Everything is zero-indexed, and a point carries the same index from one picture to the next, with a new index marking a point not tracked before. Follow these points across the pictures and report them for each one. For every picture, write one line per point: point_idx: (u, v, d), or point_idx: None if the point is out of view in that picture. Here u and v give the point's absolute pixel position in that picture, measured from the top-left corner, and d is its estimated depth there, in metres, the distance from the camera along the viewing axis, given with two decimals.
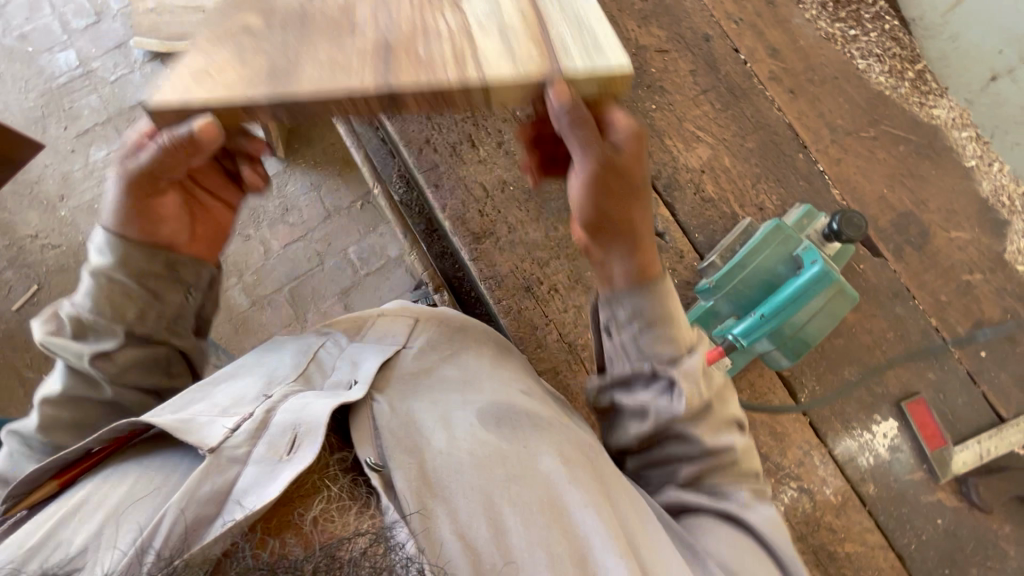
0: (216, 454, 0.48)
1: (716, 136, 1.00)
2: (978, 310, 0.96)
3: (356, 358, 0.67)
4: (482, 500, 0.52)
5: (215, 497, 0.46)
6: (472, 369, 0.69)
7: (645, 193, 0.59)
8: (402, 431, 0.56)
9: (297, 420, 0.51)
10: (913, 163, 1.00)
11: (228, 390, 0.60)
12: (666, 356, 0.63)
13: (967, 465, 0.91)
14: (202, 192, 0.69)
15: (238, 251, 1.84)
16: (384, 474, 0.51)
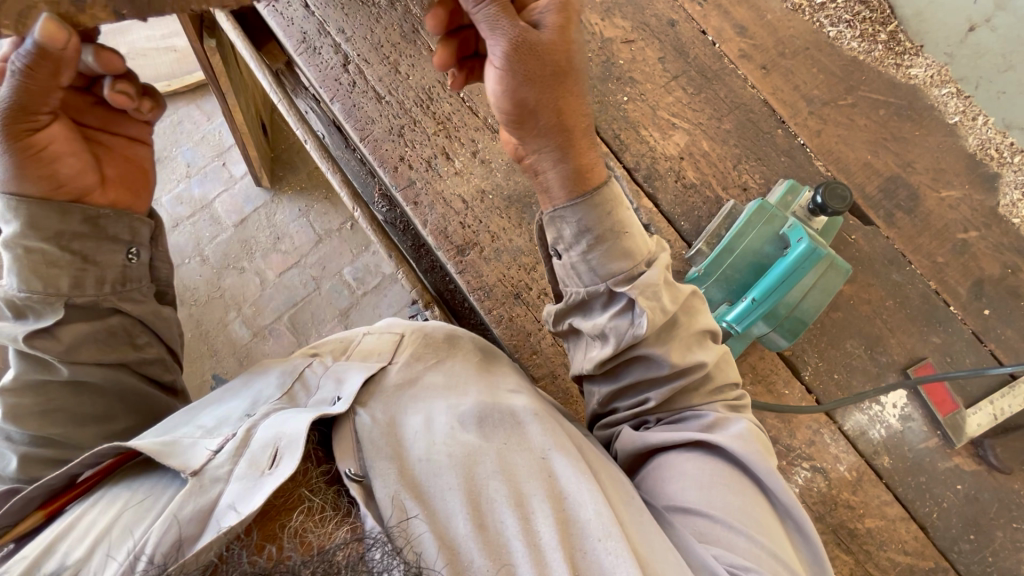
0: (198, 476, 0.50)
1: (692, 121, 0.99)
2: (977, 268, 0.94)
3: (339, 375, 0.65)
4: (465, 499, 0.54)
5: (198, 517, 0.47)
6: (459, 374, 0.67)
7: (570, 80, 0.63)
8: (384, 441, 0.57)
9: (278, 433, 0.52)
10: (895, 125, 0.98)
11: (212, 412, 0.60)
12: (621, 274, 0.65)
13: (982, 427, 0.89)
14: (101, 135, 0.74)
15: (234, 285, 1.85)
16: (365, 485, 0.53)
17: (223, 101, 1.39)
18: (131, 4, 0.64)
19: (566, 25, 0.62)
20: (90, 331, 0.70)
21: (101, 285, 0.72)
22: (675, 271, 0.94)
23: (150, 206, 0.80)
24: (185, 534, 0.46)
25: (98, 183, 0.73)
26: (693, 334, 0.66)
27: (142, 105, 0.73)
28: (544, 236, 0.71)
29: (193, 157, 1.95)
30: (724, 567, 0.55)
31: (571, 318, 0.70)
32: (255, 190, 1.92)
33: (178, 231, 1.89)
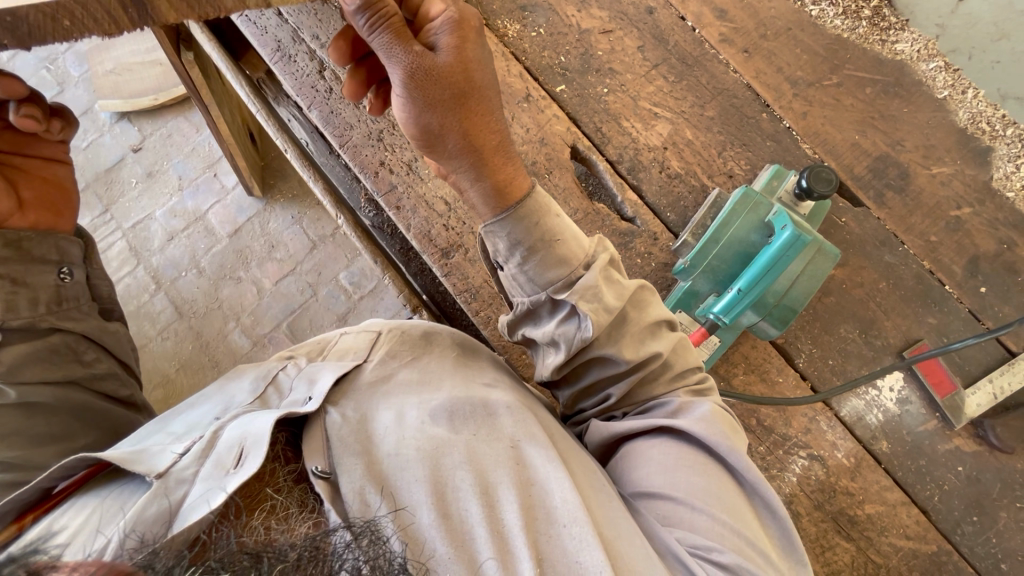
0: (164, 477, 0.49)
1: (674, 110, 0.97)
2: (971, 245, 0.92)
3: (313, 375, 0.64)
4: (431, 490, 0.53)
5: (163, 517, 0.47)
6: (433, 370, 0.67)
7: (474, 100, 0.61)
8: (354, 437, 0.56)
9: (244, 434, 0.52)
10: (883, 103, 0.96)
11: (184, 419, 0.61)
12: (559, 281, 0.64)
13: (981, 407, 0.87)
14: (15, 158, 0.80)
15: (232, 295, 1.85)
16: (331, 481, 0.53)
17: (207, 113, 1.38)
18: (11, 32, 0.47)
19: (463, 44, 0.60)
20: (32, 350, 0.76)
21: (36, 305, 0.77)
22: (662, 264, 0.93)
23: (71, 221, 0.87)
24: (157, 528, 0.46)
25: (16, 209, 0.78)
26: (645, 326, 0.65)
27: (51, 125, 0.78)
28: (486, 248, 0.70)
29: (185, 170, 1.95)
30: (687, 548, 0.55)
31: (522, 328, 0.69)
32: (247, 200, 1.92)
33: (175, 244, 1.90)
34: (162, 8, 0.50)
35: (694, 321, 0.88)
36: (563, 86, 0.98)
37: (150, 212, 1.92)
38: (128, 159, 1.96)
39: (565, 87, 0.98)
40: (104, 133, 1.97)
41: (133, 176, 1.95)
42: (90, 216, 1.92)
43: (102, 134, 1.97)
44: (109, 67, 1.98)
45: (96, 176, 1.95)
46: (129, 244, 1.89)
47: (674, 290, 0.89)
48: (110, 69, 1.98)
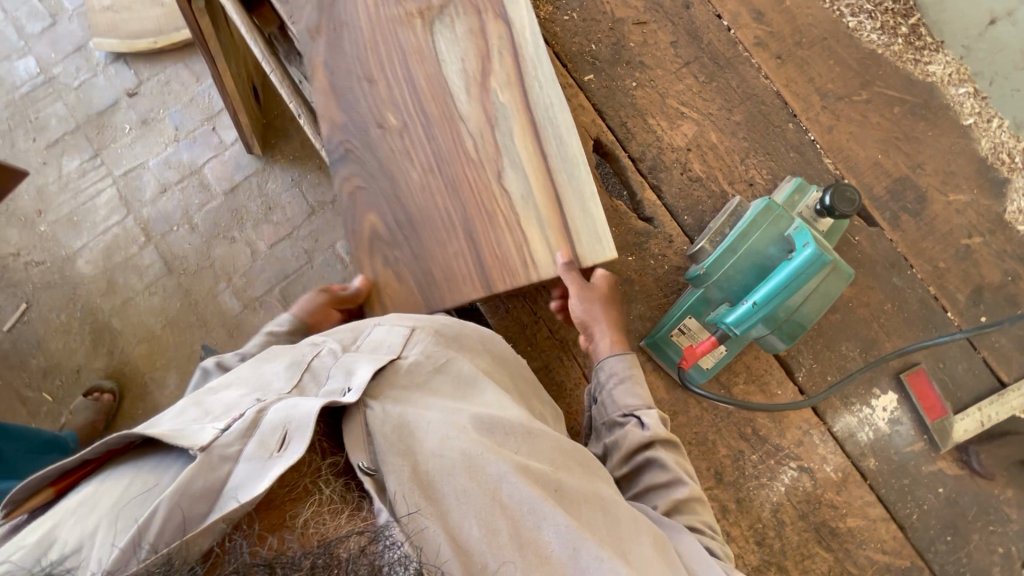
0: (207, 452, 0.48)
1: (701, 111, 0.96)
2: (978, 274, 0.93)
3: (350, 366, 0.64)
4: (477, 502, 0.53)
5: (207, 494, 0.46)
6: (465, 374, 0.67)
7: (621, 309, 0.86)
8: (396, 434, 0.55)
9: (288, 417, 0.51)
10: (908, 125, 0.96)
11: (220, 398, 0.58)
12: (634, 404, 0.77)
13: (967, 432, 0.89)
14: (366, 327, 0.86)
15: (225, 254, 1.81)
16: (377, 479, 0.52)
17: (212, 65, 1.33)
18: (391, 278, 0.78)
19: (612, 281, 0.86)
20: None
21: None
22: (675, 267, 0.93)
23: None
24: (198, 507, 0.46)
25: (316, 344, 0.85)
26: None
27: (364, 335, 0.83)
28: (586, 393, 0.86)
29: (182, 121, 1.87)
30: None
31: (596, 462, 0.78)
32: (246, 157, 1.86)
33: (167, 196, 1.84)
34: (497, 285, 0.77)
35: (703, 329, 0.86)
36: (591, 75, 0.96)
37: (144, 161, 1.86)
38: (123, 103, 1.88)
39: (593, 76, 0.96)
40: (97, 73, 1.89)
41: (126, 122, 1.87)
42: (77, 158, 1.87)
43: (95, 74, 1.89)
44: (105, 4, 1.87)
45: (88, 119, 1.88)
46: (120, 192, 1.84)
47: (686, 295, 0.87)
48: (106, 6, 1.87)
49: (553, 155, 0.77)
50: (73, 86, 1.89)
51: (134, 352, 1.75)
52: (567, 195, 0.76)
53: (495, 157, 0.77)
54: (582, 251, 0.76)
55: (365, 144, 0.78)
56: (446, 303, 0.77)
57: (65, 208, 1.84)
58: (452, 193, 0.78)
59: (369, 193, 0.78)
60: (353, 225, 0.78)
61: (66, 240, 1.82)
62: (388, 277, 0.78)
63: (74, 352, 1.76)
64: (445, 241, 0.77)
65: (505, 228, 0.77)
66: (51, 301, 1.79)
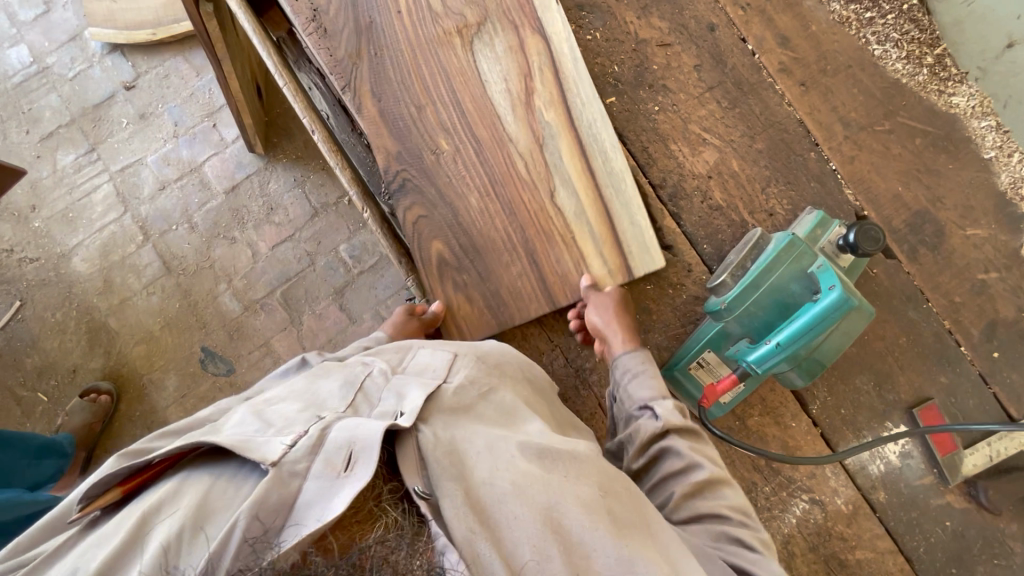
0: (278, 467, 0.50)
1: (723, 138, 0.94)
2: (992, 309, 0.94)
3: (401, 389, 0.65)
4: (530, 528, 0.53)
5: (281, 508, 0.48)
6: (509, 406, 0.68)
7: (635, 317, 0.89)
8: (448, 459, 0.56)
9: (352, 438, 0.53)
10: (930, 157, 0.95)
11: (280, 410, 0.60)
12: (647, 395, 0.76)
13: (977, 467, 0.91)
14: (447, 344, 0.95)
15: (225, 255, 1.78)
16: (432, 502, 0.53)
17: (218, 68, 1.32)
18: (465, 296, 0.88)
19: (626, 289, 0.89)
20: None
21: None
22: (693, 297, 0.92)
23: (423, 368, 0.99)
24: (275, 521, 0.48)
25: None
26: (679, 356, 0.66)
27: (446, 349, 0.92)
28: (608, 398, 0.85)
29: (181, 116, 1.83)
30: None
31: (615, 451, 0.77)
32: (247, 156, 1.82)
33: (166, 194, 1.80)
34: (558, 295, 0.87)
35: (722, 364, 0.87)
36: (613, 98, 0.95)
37: (142, 156, 1.81)
38: (120, 96, 1.83)
39: (615, 99, 0.95)
40: (93, 64, 1.83)
41: (123, 116, 1.82)
42: (73, 152, 1.82)
43: (91, 65, 1.83)
44: None
45: (84, 112, 1.82)
46: (117, 189, 1.80)
47: (705, 329, 0.87)
48: None
49: (599, 171, 0.86)
50: (68, 77, 1.83)
51: (131, 353, 1.73)
52: (614, 208, 0.86)
53: (546, 178, 0.86)
54: (633, 262, 0.87)
55: (421, 172, 0.87)
56: (515, 320, 0.89)
57: (60, 204, 1.80)
58: (510, 211, 0.87)
59: (430, 221, 0.88)
60: (423, 253, 0.88)
61: (61, 237, 1.78)
62: (463, 296, 0.88)
63: (70, 351, 1.73)
64: (508, 259, 0.87)
65: (562, 244, 0.87)
66: (45, 299, 1.75)
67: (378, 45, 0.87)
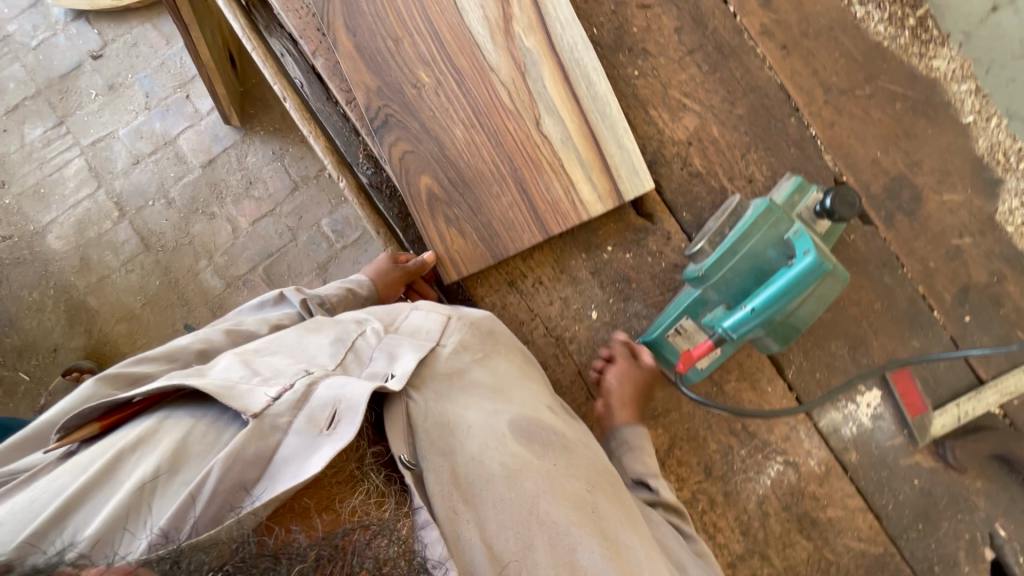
0: (260, 419, 0.52)
1: (703, 103, 0.93)
2: (965, 274, 0.95)
3: (393, 351, 0.67)
4: (514, 514, 0.57)
5: (258, 461, 0.51)
6: (501, 375, 0.70)
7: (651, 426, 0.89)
8: (438, 432, 0.60)
9: (338, 396, 0.55)
10: (909, 122, 0.95)
11: (268, 360, 0.61)
12: (641, 474, 0.78)
13: (945, 428, 0.92)
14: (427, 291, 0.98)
15: (204, 232, 1.75)
16: (416, 472, 0.58)
17: (185, 32, 1.36)
18: (458, 232, 0.88)
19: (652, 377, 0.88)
20: None
21: None
22: (672, 264, 0.92)
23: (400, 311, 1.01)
24: (251, 471, 0.50)
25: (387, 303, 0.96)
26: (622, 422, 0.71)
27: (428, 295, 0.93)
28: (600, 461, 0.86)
29: (152, 87, 1.76)
30: None
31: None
32: (223, 128, 1.77)
33: (141, 168, 1.75)
34: (551, 224, 0.88)
35: (700, 329, 0.87)
36: None
37: (113, 130, 1.76)
38: (87, 66, 1.76)
39: None
40: (57, 32, 1.76)
41: (92, 87, 1.76)
42: (41, 126, 1.76)
43: (56, 34, 1.76)
44: None
45: (50, 83, 1.76)
46: (89, 163, 1.75)
47: (683, 295, 0.87)
48: None
49: (584, 97, 0.87)
50: (32, 47, 1.76)
51: (113, 330, 1.71)
52: (601, 133, 0.88)
53: (531, 106, 0.87)
54: (623, 185, 0.88)
55: (403, 107, 0.86)
56: (509, 251, 0.88)
57: (30, 179, 1.75)
58: (495, 141, 0.87)
59: (416, 156, 0.86)
60: (413, 191, 0.87)
61: (34, 214, 1.74)
62: (456, 230, 0.88)
63: (49, 331, 1.70)
64: (499, 195, 0.87)
65: (552, 174, 0.87)
66: (21, 278, 1.72)
67: (351, 8, 0.85)
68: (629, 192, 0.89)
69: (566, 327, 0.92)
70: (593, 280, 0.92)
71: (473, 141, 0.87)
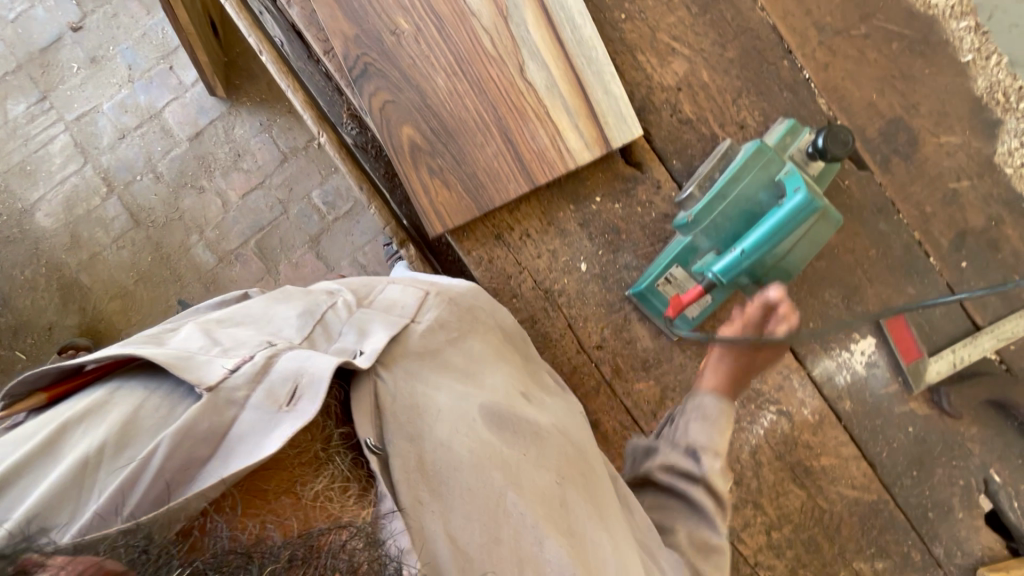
0: (215, 391, 0.50)
1: (693, 47, 0.90)
2: (962, 219, 0.93)
3: (364, 326, 0.64)
4: (480, 506, 0.56)
5: (212, 438, 0.49)
6: (474, 355, 0.68)
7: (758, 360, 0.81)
8: (406, 416, 0.58)
9: (300, 370, 0.53)
10: (906, 62, 0.92)
11: (231, 333, 0.58)
12: (697, 442, 0.72)
13: (940, 374, 0.91)
14: None
15: (194, 206, 1.73)
16: (381, 457, 0.56)
17: None
18: (441, 185, 0.86)
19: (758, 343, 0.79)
20: None
21: None
22: (662, 214, 0.90)
23: None
24: (204, 448, 0.48)
25: None
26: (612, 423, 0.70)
27: None
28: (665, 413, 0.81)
29: (135, 59, 1.73)
30: None
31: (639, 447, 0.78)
32: (209, 100, 1.74)
33: (127, 143, 1.73)
34: (537, 174, 0.86)
35: (689, 277, 0.85)
36: None
37: (97, 104, 1.72)
38: (67, 39, 1.72)
39: None
40: (35, 5, 1.72)
41: (73, 60, 1.72)
42: (23, 102, 1.72)
43: (33, 6, 1.72)
44: None
45: (30, 57, 1.72)
46: (75, 139, 1.72)
47: (673, 244, 0.86)
48: None
49: (569, 41, 0.85)
50: (10, 20, 1.72)
51: (107, 308, 1.70)
52: (587, 79, 0.85)
53: (514, 52, 0.84)
54: (610, 132, 0.86)
55: (381, 55, 0.83)
56: (495, 203, 0.86)
57: (16, 157, 1.73)
58: (478, 89, 0.84)
59: (397, 106, 0.84)
60: (395, 142, 0.85)
61: (21, 192, 1.72)
62: (439, 183, 0.85)
63: (43, 309, 1.69)
64: (483, 146, 0.85)
65: (537, 123, 0.85)
66: (12, 257, 1.71)
67: None
68: (616, 140, 0.86)
69: (555, 280, 0.91)
70: (582, 232, 0.91)
71: (454, 90, 0.84)
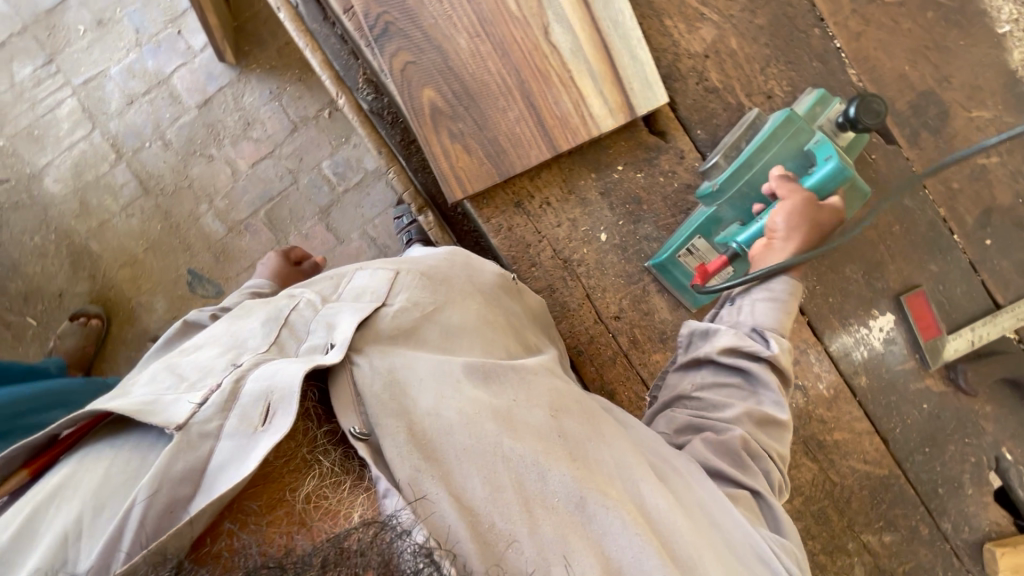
0: (184, 431, 0.48)
1: (722, 12, 0.88)
2: (989, 196, 0.91)
3: (332, 320, 0.63)
4: (479, 461, 0.54)
5: (191, 476, 0.47)
6: (455, 328, 0.67)
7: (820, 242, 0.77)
8: (388, 394, 0.56)
9: (269, 387, 0.51)
10: (940, 32, 0.89)
11: (191, 362, 0.58)
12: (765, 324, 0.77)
13: (957, 352, 0.91)
14: None
15: (203, 175, 1.71)
16: (371, 442, 0.53)
17: None
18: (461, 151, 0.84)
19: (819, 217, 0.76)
20: None
21: None
22: (685, 185, 0.89)
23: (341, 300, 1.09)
24: (186, 489, 0.46)
25: None
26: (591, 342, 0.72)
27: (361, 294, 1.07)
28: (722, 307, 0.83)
29: (142, 22, 1.69)
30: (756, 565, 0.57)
31: (692, 334, 0.80)
32: (218, 66, 1.70)
33: (135, 109, 1.70)
34: (559, 141, 0.84)
35: (711, 249, 0.85)
36: None
37: (105, 68, 1.70)
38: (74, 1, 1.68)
39: None
40: None
41: (80, 23, 1.69)
42: (30, 65, 1.70)
43: None
44: None
45: (36, 19, 1.69)
46: (82, 104, 1.70)
47: (695, 214, 0.85)
48: None
49: (595, 2, 0.82)
50: None
51: (117, 275, 1.70)
52: (613, 42, 0.83)
53: (539, 13, 0.82)
54: (635, 99, 0.84)
55: (403, 14, 0.81)
56: (516, 168, 0.85)
57: (23, 121, 1.71)
58: (501, 51, 0.82)
59: (418, 67, 0.82)
60: (416, 104, 0.83)
61: (29, 157, 1.70)
62: (460, 147, 0.84)
63: (53, 276, 1.69)
64: (505, 111, 0.83)
65: (560, 87, 0.83)
66: (21, 223, 1.70)
67: None
68: (640, 107, 0.85)
69: (574, 250, 0.90)
70: (602, 201, 0.90)
71: (476, 51, 0.82)
